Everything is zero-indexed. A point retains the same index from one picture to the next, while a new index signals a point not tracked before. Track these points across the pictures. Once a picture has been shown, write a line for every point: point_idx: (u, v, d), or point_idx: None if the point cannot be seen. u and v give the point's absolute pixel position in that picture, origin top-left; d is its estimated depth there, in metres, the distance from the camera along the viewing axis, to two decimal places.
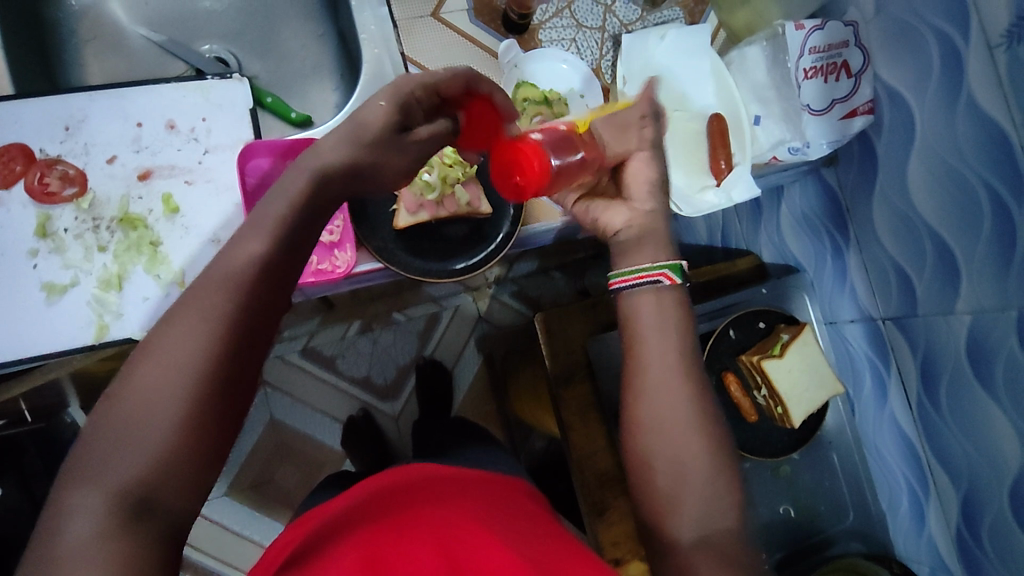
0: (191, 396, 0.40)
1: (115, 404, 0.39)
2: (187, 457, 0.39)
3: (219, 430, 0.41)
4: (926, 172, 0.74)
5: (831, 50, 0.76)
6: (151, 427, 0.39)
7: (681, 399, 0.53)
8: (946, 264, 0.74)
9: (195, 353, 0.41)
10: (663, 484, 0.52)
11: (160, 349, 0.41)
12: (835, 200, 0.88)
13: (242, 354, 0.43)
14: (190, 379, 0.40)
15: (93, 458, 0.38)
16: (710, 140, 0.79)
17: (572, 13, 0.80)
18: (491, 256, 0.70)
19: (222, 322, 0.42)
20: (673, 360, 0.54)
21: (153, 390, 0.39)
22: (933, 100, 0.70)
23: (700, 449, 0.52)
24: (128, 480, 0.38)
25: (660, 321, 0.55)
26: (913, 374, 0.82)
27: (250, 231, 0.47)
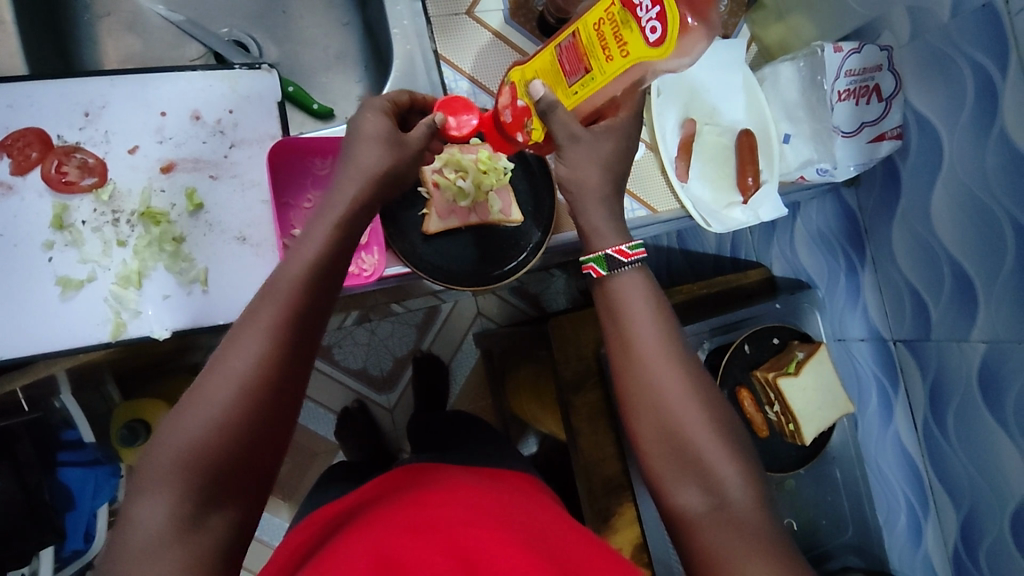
0: (245, 414, 0.42)
1: (175, 420, 0.41)
2: (241, 471, 0.42)
3: (264, 447, 0.43)
4: (949, 201, 0.74)
5: (866, 73, 0.76)
6: (209, 444, 0.41)
7: (674, 381, 0.48)
8: (963, 291, 0.75)
9: (249, 372, 0.42)
10: (665, 473, 0.48)
11: (221, 367, 0.43)
12: (853, 219, 0.89)
13: (292, 372, 0.44)
14: (243, 399, 0.42)
15: (155, 470, 0.40)
16: (739, 155, 0.78)
17: None
18: (522, 265, 0.68)
19: (275, 342, 0.43)
20: (656, 341, 0.49)
21: (211, 408, 0.41)
22: (963, 130, 0.71)
23: (697, 422, 0.48)
24: (187, 494, 0.40)
25: (627, 302, 0.50)
26: (922, 395, 0.84)
27: (296, 248, 0.47)
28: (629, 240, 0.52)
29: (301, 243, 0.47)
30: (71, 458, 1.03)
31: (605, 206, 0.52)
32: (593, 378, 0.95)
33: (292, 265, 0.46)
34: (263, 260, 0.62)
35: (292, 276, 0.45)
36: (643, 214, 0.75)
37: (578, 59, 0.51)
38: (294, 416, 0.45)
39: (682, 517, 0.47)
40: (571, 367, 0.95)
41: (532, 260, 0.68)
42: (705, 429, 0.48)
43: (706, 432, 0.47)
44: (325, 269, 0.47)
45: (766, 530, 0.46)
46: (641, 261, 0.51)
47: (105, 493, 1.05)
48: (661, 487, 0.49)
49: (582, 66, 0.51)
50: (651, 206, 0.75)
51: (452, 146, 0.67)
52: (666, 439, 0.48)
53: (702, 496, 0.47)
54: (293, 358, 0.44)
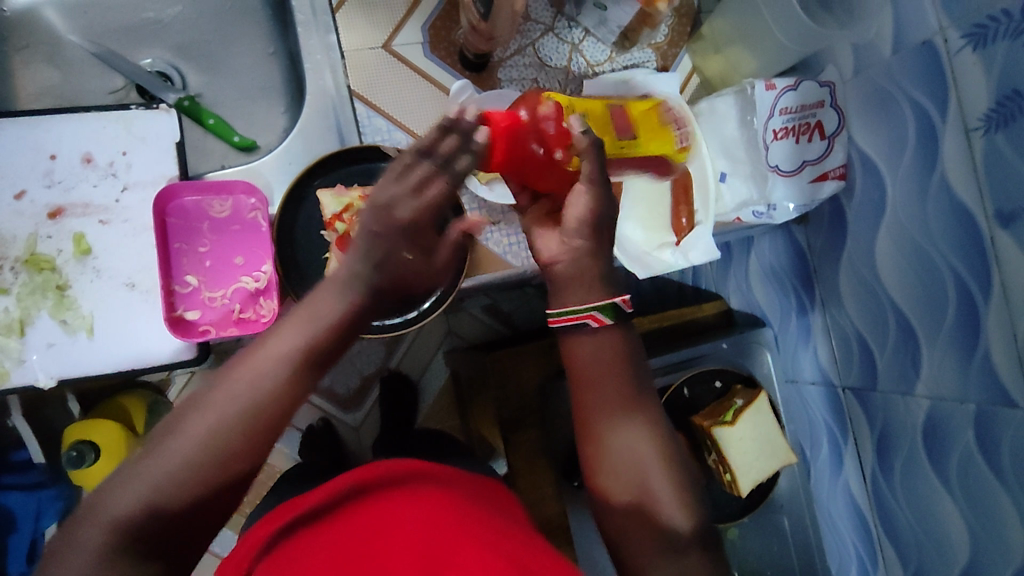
0: (208, 455, 0.44)
1: (153, 442, 0.45)
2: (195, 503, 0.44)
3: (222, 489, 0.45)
4: (894, 248, 0.70)
5: (805, 110, 0.71)
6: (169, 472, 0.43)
7: (640, 429, 0.51)
8: (907, 341, 0.70)
9: (224, 437, 0.45)
10: (622, 520, 0.50)
11: (201, 405, 0.46)
12: (803, 258, 0.84)
13: (267, 421, 0.46)
14: (214, 437, 0.45)
15: (113, 489, 0.43)
16: (674, 195, 0.74)
17: (536, 51, 0.74)
18: (420, 319, 0.64)
19: (257, 413, 0.46)
20: (624, 392, 0.52)
21: (182, 440, 0.44)
22: (905, 172, 0.66)
23: (657, 467, 0.51)
24: (130, 516, 0.42)
25: (595, 355, 0.52)
26: (869, 447, 0.80)
27: (283, 322, 0.48)
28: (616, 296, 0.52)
29: (293, 315, 0.49)
30: (15, 480, 1.03)
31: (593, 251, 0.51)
32: (531, 416, 0.93)
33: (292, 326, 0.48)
34: (152, 306, 0.60)
35: (281, 350, 0.47)
36: None
37: (628, 126, 0.62)
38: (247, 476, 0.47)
39: (638, 560, 0.49)
40: (511, 404, 0.93)
41: (432, 313, 0.65)
42: (649, 455, 0.51)
43: (664, 484, 0.50)
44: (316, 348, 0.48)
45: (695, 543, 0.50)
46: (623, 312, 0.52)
47: (49, 515, 1.04)
48: (623, 535, 0.50)
49: (631, 133, 0.62)
50: None
51: (352, 191, 0.63)
52: (628, 489, 0.50)
53: (659, 544, 0.49)
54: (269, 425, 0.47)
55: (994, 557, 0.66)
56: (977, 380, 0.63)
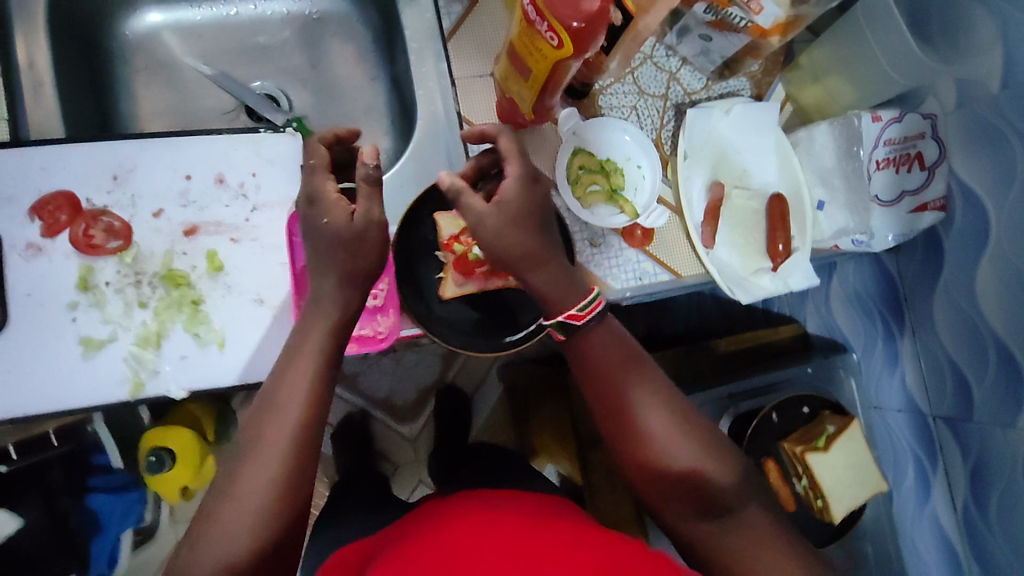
0: (280, 474, 0.48)
1: (224, 484, 0.48)
2: (281, 523, 0.48)
3: (294, 506, 0.49)
4: (996, 279, 0.70)
5: (906, 142, 0.73)
6: (249, 499, 0.47)
7: (662, 416, 0.55)
8: (1009, 374, 0.70)
9: (255, 514, 0.47)
10: (681, 512, 0.54)
11: (259, 434, 0.49)
12: (892, 285, 0.85)
13: (313, 432, 0.51)
14: (284, 455, 0.49)
15: (210, 536, 0.46)
16: (769, 221, 0.76)
17: (636, 79, 0.76)
18: (537, 331, 0.64)
19: (279, 483, 0.48)
20: (647, 390, 0.56)
21: (251, 472, 0.48)
22: (1013, 205, 0.66)
23: (693, 454, 0.54)
24: (231, 551, 0.46)
25: (604, 357, 0.56)
26: (961, 476, 0.79)
27: (287, 371, 0.51)
28: (585, 297, 0.56)
29: (286, 375, 0.51)
30: (101, 483, 1.03)
31: (535, 237, 0.54)
32: None
33: (312, 336, 0.52)
34: (279, 323, 0.62)
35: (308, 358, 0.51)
36: (665, 278, 0.74)
37: (523, 65, 0.60)
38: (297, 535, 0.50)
39: (695, 535, 0.54)
40: None
41: (548, 326, 0.64)
42: (687, 444, 0.54)
43: (705, 467, 0.54)
44: (317, 401, 0.51)
45: (795, 549, 0.52)
46: (594, 316, 0.55)
47: (131, 517, 1.08)
48: (672, 520, 0.55)
49: (526, 68, 0.60)
50: (675, 270, 0.74)
51: None
52: (673, 480, 0.54)
53: (706, 518, 0.53)
54: (299, 483, 0.49)
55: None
56: None
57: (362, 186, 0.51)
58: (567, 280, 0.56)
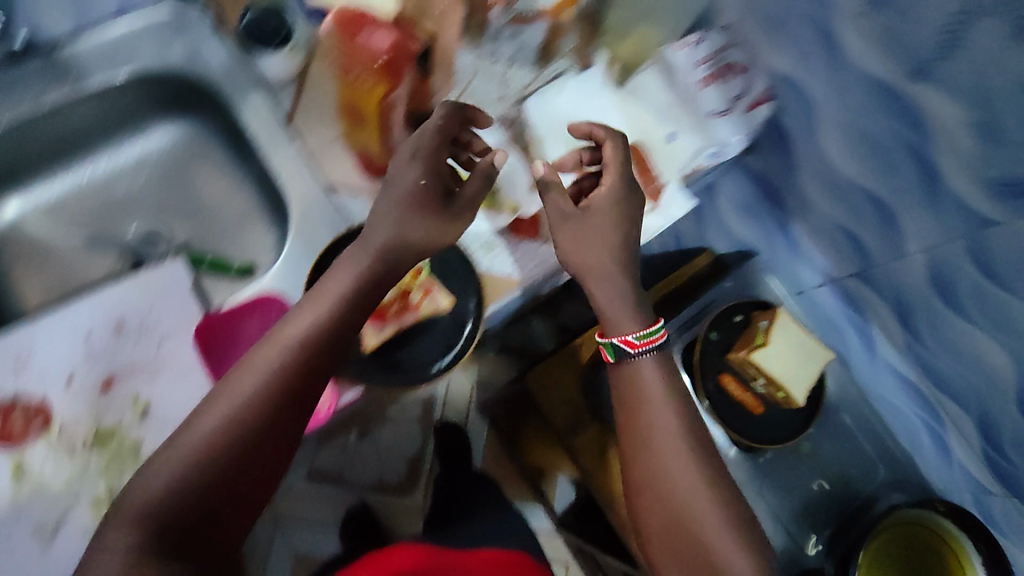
0: (281, 377, 0.59)
1: (239, 368, 0.60)
2: (266, 419, 0.58)
3: (279, 409, 0.59)
4: (839, 139, 0.77)
5: (715, 57, 0.81)
6: (246, 391, 0.58)
7: (689, 466, 0.66)
8: (883, 214, 0.78)
9: (247, 400, 0.58)
10: (664, 551, 0.66)
11: (279, 336, 0.60)
12: (766, 182, 0.92)
13: (327, 349, 0.61)
14: (285, 360, 0.59)
15: (213, 406, 0.58)
16: (636, 166, 0.83)
17: (471, 94, 0.81)
18: (463, 352, 0.69)
19: (270, 381, 0.59)
20: (673, 435, 0.67)
21: (258, 365, 0.59)
22: (821, 72, 0.74)
23: (699, 499, 0.65)
24: (219, 426, 0.57)
25: (635, 396, 0.68)
26: (891, 317, 0.85)
27: (315, 299, 0.62)
28: (643, 330, 0.68)
29: (317, 292, 0.62)
30: None
31: (610, 263, 0.69)
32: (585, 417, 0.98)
33: (350, 261, 0.63)
34: None
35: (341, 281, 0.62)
36: None
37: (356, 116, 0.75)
38: (275, 455, 0.61)
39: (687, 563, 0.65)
40: (561, 413, 0.99)
41: (471, 346, 0.70)
42: (711, 502, 0.65)
43: (708, 519, 0.65)
44: (326, 326, 0.61)
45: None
46: (648, 348, 0.68)
47: None
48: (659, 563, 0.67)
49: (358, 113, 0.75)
50: None
51: None
52: (668, 526, 0.66)
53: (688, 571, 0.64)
54: (287, 387, 0.59)
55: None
56: (949, 206, 0.69)
57: (433, 174, 0.65)
58: (633, 305, 0.69)
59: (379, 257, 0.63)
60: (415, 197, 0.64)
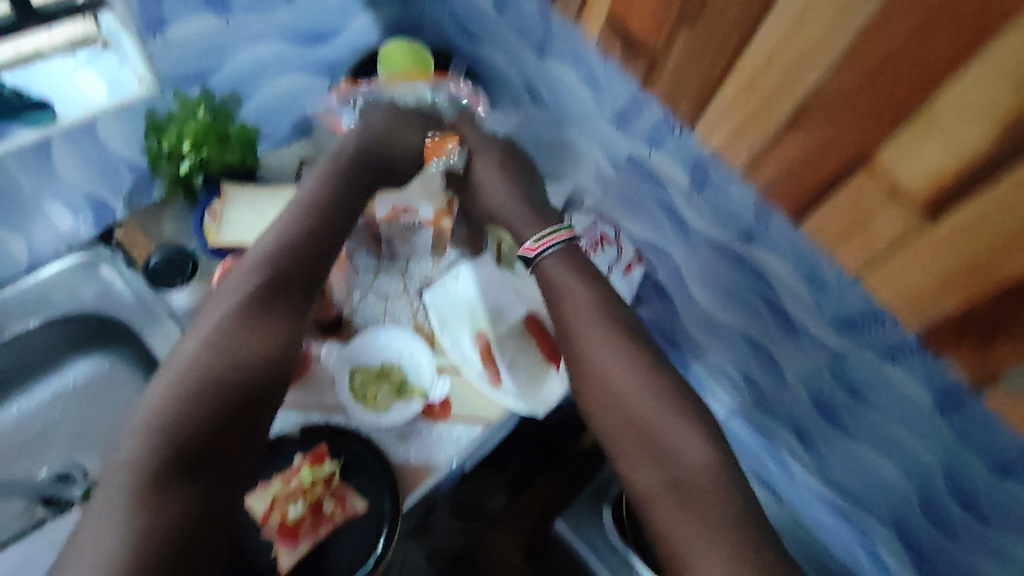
0: (263, 282, 0.66)
1: (213, 311, 0.65)
2: (245, 345, 0.62)
3: (269, 337, 0.64)
4: (707, 291, 0.86)
5: (589, 233, 0.91)
6: (237, 338, 0.62)
7: (631, 370, 0.68)
8: (762, 353, 0.85)
9: (228, 324, 0.63)
10: (625, 447, 0.65)
11: (249, 263, 0.67)
12: (661, 328, 1.01)
13: (302, 263, 0.69)
14: (265, 273, 0.67)
15: (188, 350, 0.61)
16: (533, 336, 0.87)
17: (376, 291, 0.90)
18: (380, 562, 0.70)
19: (244, 296, 0.65)
20: (605, 339, 0.70)
21: (230, 296, 0.65)
22: (676, 238, 0.84)
23: (645, 405, 0.66)
24: (195, 355, 0.60)
25: (559, 277, 0.75)
26: (795, 441, 0.90)
27: (280, 224, 0.71)
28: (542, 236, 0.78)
29: (280, 220, 0.71)
30: None
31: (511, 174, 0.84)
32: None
33: (308, 188, 0.74)
34: None
35: (307, 192, 0.74)
36: (480, 429, 0.82)
37: None
38: (245, 392, 0.60)
39: (646, 497, 0.62)
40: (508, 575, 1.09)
41: (392, 548, 0.70)
42: (609, 357, 0.69)
43: (674, 427, 0.64)
44: (304, 226, 0.70)
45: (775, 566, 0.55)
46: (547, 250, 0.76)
47: None
48: (622, 468, 0.65)
49: None
50: (486, 418, 0.83)
51: (275, 482, 0.71)
52: (624, 422, 0.66)
53: (660, 479, 0.62)
54: (266, 320, 0.64)
55: (939, 497, 0.71)
56: (808, 342, 0.76)
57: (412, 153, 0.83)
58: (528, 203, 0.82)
59: (346, 168, 0.76)
60: (368, 135, 0.80)
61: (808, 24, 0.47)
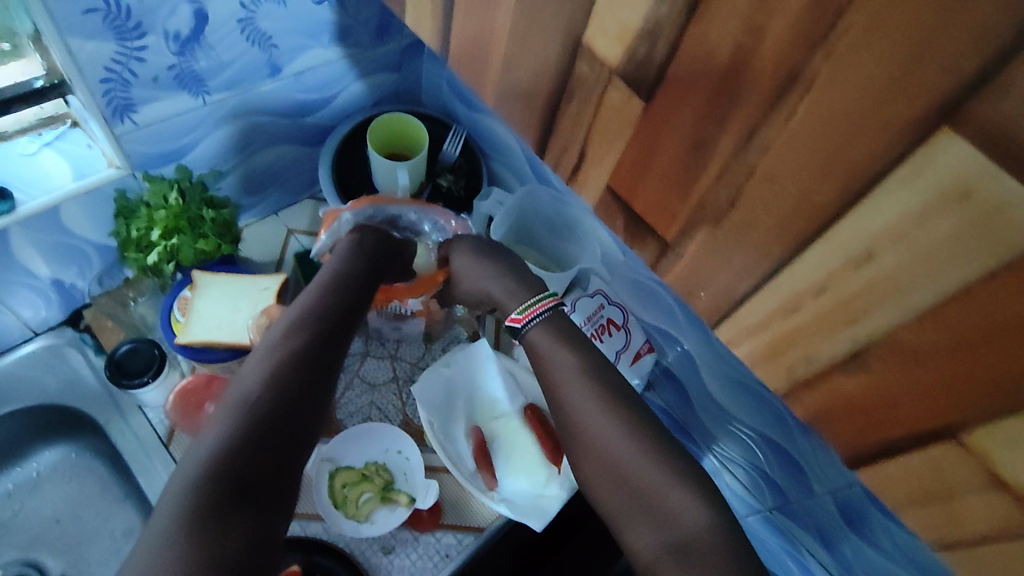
0: (330, 304, 0.57)
1: (275, 331, 0.55)
2: (312, 366, 0.52)
3: (333, 364, 0.54)
4: (721, 385, 0.79)
5: (594, 318, 0.84)
6: (300, 358, 0.52)
7: (616, 425, 0.54)
8: (785, 458, 0.77)
9: (291, 341, 0.53)
10: (618, 515, 0.52)
11: (313, 285, 0.59)
12: (671, 417, 0.93)
13: (362, 295, 0.61)
14: (330, 297, 0.58)
15: (244, 373, 0.51)
16: (532, 432, 0.79)
17: (362, 378, 0.83)
18: None
19: (315, 315, 0.56)
20: (588, 393, 0.56)
21: (296, 313, 0.56)
22: (687, 327, 0.78)
23: (639, 468, 0.52)
24: (258, 375, 0.50)
25: (540, 327, 0.60)
26: (821, 550, 0.81)
27: (345, 251, 0.64)
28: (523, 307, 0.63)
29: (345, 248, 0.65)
30: None
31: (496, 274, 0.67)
32: None
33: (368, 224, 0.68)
34: None
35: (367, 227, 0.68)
36: (471, 539, 0.74)
37: None
38: (315, 408, 0.51)
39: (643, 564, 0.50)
40: None
41: None
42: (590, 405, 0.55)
43: (674, 485, 0.51)
44: (365, 257, 0.64)
45: None
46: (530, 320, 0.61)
47: None
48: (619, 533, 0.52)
49: None
50: (476, 527, 0.75)
51: None
52: (616, 482, 0.53)
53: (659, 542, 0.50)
54: (330, 343, 0.54)
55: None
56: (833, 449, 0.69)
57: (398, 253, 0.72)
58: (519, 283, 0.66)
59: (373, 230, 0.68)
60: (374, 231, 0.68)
61: (841, 168, 0.26)
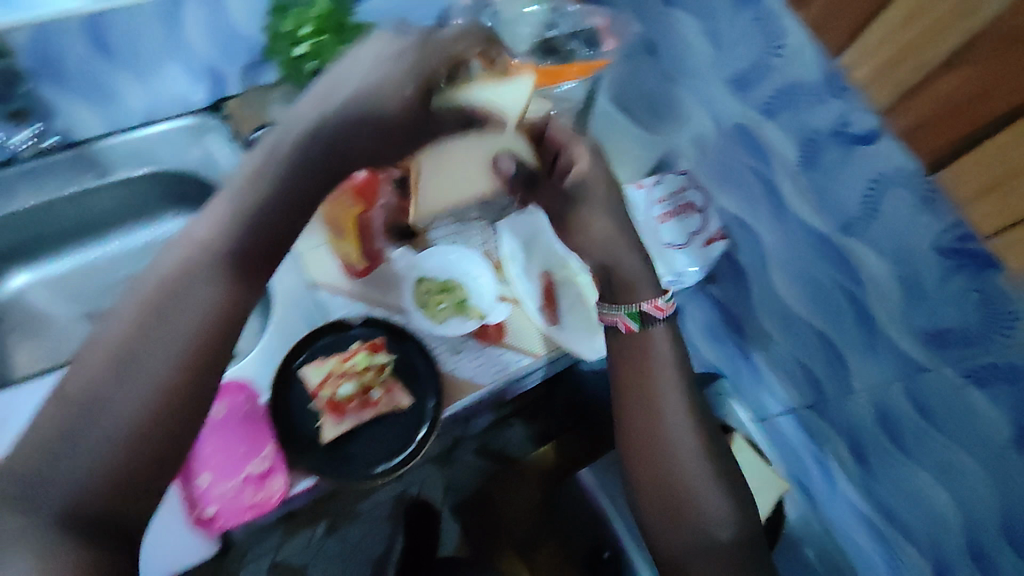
0: (181, 273, 0.50)
1: (123, 303, 0.49)
2: (147, 364, 0.47)
3: (208, 353, 0.50)
4: (787, 278, 0.83)
5: (676, 195, 0.91)
6: (143, 352, 0.47)
7: (685, 423, 0.65)
8: (832, 353, 0.81)
9: (120, 330, 0.48)
10: (651, 512, 0.64)
11: (189, 234, 0.53)
12: (726, 311, 0.98)
13: (262, 256, 0.54)
14: (192, 267, 0.51)
15: (72, 368, 0.47)
16: (597, 287, 0.88)
17: None
18: (410, 456, 0.72)
19: (144, 304, 0.49)
20: (672, 392, 0.66)
21: (150, 282, 0.50)
22: (766, 216, 0.81)
23: (676, 447, 0.64)
24: (77, 383, 0.46)
25: (646, 360, 0.67)
26: (846, 453, 0.87)
27: (250, 181, 0.54)
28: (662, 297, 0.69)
29: (247, 175, 0.54)
30: None
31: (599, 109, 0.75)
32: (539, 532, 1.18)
33: (290, 132, 0.55)
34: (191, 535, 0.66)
35: (297, 119, 0.54)
36: (528, 361, 0.82)
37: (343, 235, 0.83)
38: (191, 409, 0.49)
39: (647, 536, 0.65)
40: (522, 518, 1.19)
41: (429, 440, 0.73)
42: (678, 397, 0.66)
43: (708, 469, 0.63)
44: (271, 204, 0.54)
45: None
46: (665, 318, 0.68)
47: None
48: (643, 511, 0.65)
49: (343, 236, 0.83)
50: (533, 351, 0.82)
51: (332, 359, 0.75)
52: (657, 477, 0.64)
53: (699, 516, 0.62)
54: (180, 337, 0.49)
55: (987, 529, 0.70)
56: (884, 347, 0.73)
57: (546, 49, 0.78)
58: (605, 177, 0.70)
59: (320, 120, 0.54)
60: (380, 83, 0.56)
61: None
